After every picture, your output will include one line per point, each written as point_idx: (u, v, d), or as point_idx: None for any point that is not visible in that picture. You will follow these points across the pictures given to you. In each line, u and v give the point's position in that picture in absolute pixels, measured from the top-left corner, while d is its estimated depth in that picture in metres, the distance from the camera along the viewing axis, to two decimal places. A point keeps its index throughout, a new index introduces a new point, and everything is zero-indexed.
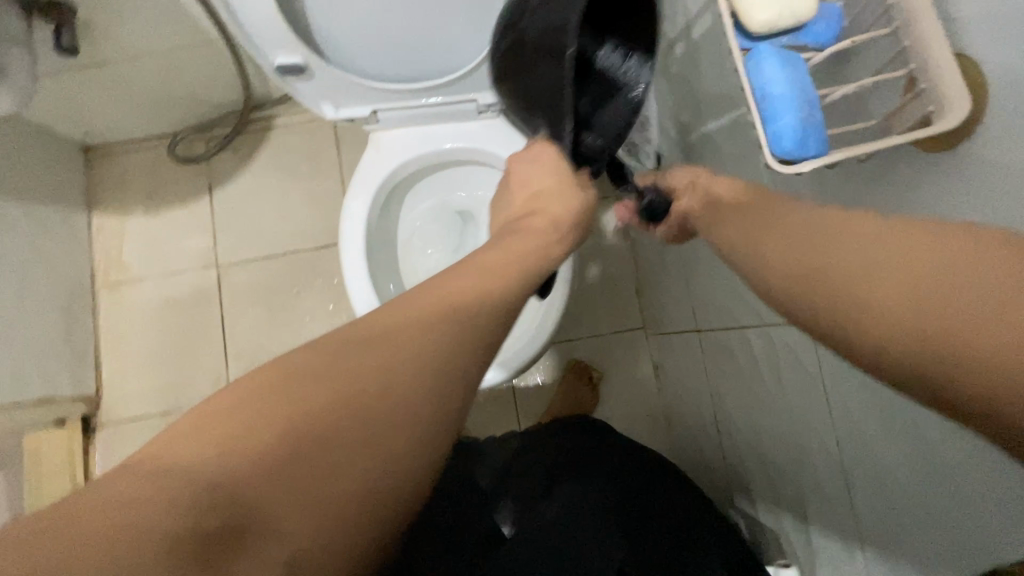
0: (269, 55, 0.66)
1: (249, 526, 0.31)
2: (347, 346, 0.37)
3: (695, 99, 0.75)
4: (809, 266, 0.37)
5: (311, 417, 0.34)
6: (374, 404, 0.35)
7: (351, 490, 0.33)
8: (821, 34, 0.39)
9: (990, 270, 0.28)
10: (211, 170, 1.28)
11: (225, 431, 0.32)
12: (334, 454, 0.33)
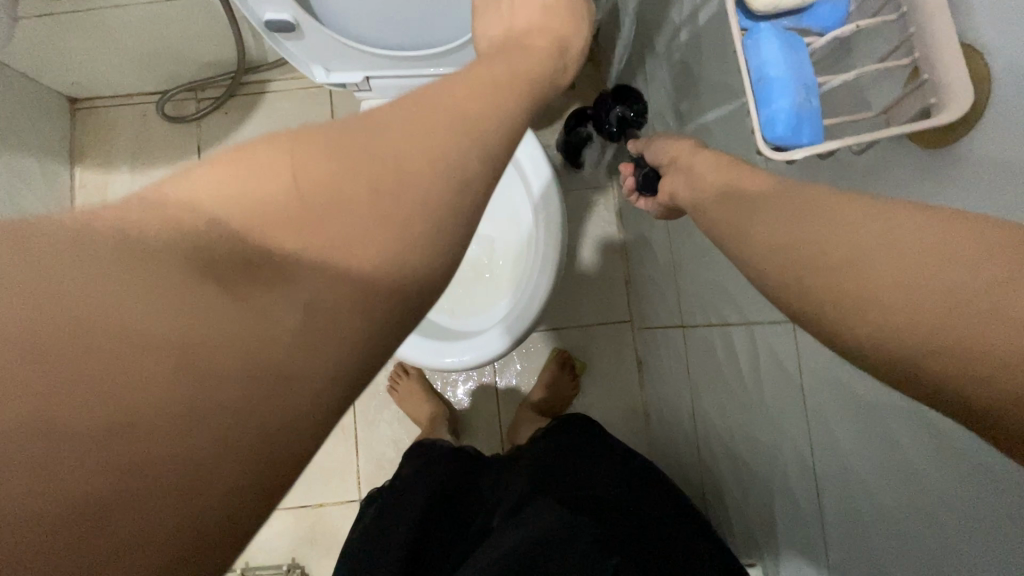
0: (258, 11, 0.63)
1: (272, 270, 0.28)
2: (356, 121, 0.32)
3: (696, 87, 0.73)
4: (797, 266, 0.34)
5: (341, 169, 0.30)
6: (410, 163, 0.31)
7: (383, 247, 0.30)
8: (824, 18, 0.37)
9: (981, 288, 0.27)
10: (201, 132, 1.25)
11: (249, 174, 0.29)
12: (343, 226, 0.29)
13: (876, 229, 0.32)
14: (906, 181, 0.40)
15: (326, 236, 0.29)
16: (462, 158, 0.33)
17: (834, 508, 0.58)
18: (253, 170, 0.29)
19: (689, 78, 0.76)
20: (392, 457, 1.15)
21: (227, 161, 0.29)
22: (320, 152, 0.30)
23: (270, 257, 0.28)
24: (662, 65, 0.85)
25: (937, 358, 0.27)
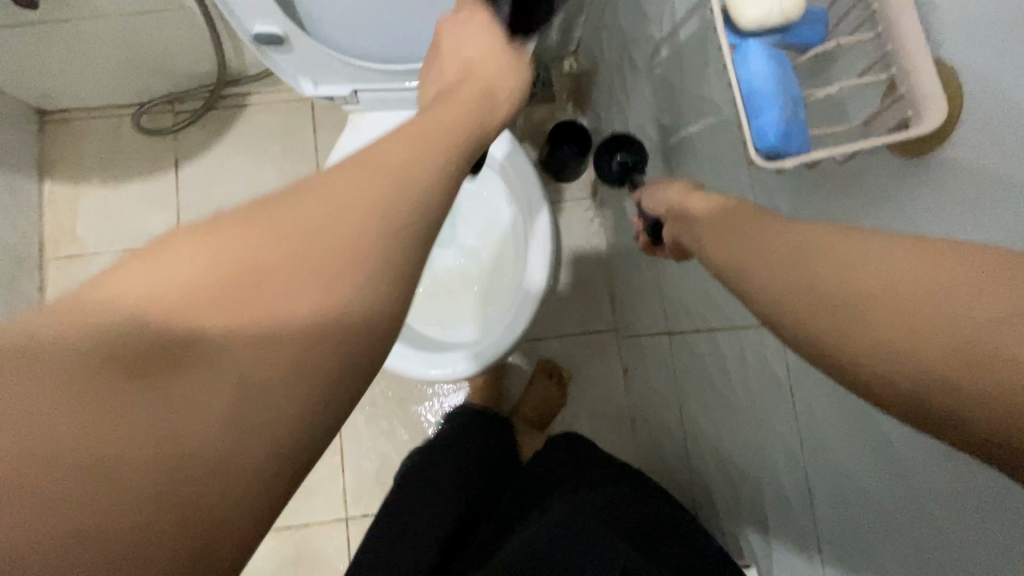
0: (247, 25, 0.64)
1: (189, 356, 0.27)
2: (277, 199, 0.31)
3: (678, 102, 0.76)
4: (790, 282, 0.35)
5: (264, 242, 0.29)
6: (338, 229, 0.30)
7: (313, 321, 0.29)
8: (807, 35, 0.39)
9: (966, 298, 0.28)
10: (178, 145, 1.22)
11: (165, 260, 0.28)
12: (270, 309, 0.29)
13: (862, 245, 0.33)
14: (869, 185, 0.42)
15: (249, 326, 0.28)
16: (396, 218, 0.31)
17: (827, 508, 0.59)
18: (168, 265, 0.28)
19: (670, 92, 0.78)
20: (377, 473, 1.13)
21: (147, 259, 0.28)
22: (240, 236, 0.29)
23: (190, 349, 0.27)
24: (642, 79, 0.87)
25: (928, 357, 0.28)
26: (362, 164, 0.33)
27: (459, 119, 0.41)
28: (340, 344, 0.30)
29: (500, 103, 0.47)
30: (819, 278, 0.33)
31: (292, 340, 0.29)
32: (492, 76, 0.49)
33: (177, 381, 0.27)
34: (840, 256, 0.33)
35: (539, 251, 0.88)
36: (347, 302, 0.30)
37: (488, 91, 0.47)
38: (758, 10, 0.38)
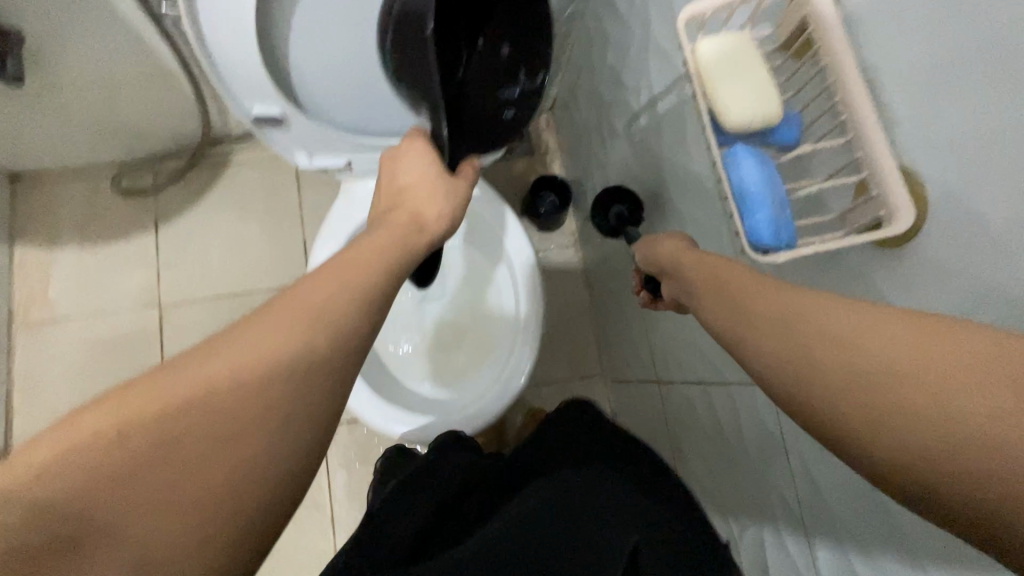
0: (245, 106, 0.64)
1: (95, 528, 0.31)
2: (185, 366, 0.35)
3: (659, 166, 0.80)
4: (790, 352, 0.33)
5: (173, 415, 0.33)
6: (251, 392, 0.35)
7: (219, 479, 0.33)
8: (785, 136, 0.44)
9: (970, 393, 0.27)
10: (158, 203, 1.20)
11: (72, 442, 0.31)
12: (188, 453, 0.33)
13: (858, 316, 0.32)
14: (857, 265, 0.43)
15: (169, 473, 0.33)
16: (315, 370, 0.37)
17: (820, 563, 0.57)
18: (83, 434, 0.32)
19: (649, 155, 0.83)
20: None
21: (53, 444, 0.31)
22: (156, 391, 0.34)
23: (95, 523, 0.31)
24: (621, 141, 0.92)
25: (957, 444, 0.26)
26: (275, 310, 0.38)
27: (388, 244, 0.45)
28: (258, 472, 0.35)
29: (429, 226, 0.50)
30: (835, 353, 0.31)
31: (215, 472, 0.33)
32: (419, 200, 0.51)
33: (84, 554, 0.31)
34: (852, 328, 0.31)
35: (529, 305, 0.92)
36: (265, 436, 0.35)
37: (418, 218, 0.50)
38: (742, 118, 0.42)
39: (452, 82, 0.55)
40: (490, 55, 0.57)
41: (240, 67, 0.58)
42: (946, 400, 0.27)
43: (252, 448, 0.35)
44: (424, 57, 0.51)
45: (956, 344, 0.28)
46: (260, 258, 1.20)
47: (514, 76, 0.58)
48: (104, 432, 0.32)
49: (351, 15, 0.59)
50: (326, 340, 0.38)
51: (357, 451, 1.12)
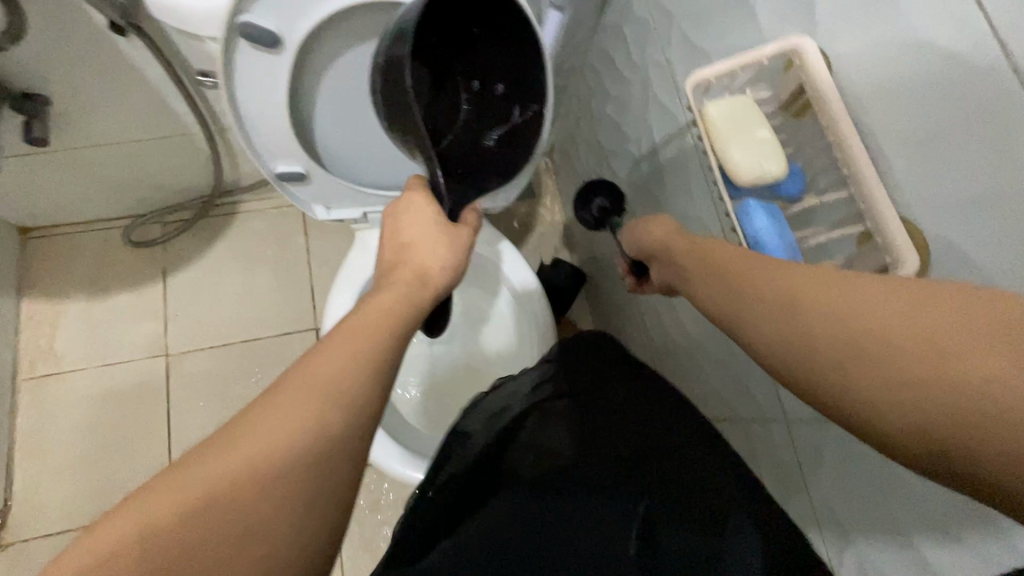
0: (270, 165, 0.67)
1: None
2: (206, 452, 0.35)
3: (661, 209, 0.83)
4: (797, 343, 0.35)
5: (201, 500, 0.33)
6: (278, 459, 0.36)
7: (258, 553, 0.33)
8: (790, 187, 0.47)
9: (966, 348, 0.29)
10: (167, 254, 1.22)
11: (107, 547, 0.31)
12: (199, 567, 0.32)
13: (852, 290, 0.34)
14: None
15: (194, 574, 0.32)
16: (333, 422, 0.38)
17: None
18: (94, 554, 0.31)
19: (650, 200, 0.86)
20: None
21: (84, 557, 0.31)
22: (167, 496, 0.33)
23: None
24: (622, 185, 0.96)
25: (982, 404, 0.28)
26: (280, 395, 0.38)
27: (393, 307, 0.46)
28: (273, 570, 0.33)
29: (434, 278, 0.51)
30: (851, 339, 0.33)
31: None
32: (424, 253, 0.52)
33: None
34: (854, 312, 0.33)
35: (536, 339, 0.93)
36: (277, 530, 0.34)
37: (422, 273, 0.51)
38: (752, 174, 0.46)
39: (450, 120, 0.61)
40: (485, 94, 0.61)
41: (269, 131, 0.61)
42: (947, 362, 0.29)
43: (266, 542, 0.34)
44: (407, 109, 0.49)
45: (948, 304, 0.30)
46: (268, 305, 1.21)
47: (503, 116, 0.61)
48: (113, 555, 0.31)
49: None
50: (336, 417, 0.38)
51: (367, 499, 1.10)
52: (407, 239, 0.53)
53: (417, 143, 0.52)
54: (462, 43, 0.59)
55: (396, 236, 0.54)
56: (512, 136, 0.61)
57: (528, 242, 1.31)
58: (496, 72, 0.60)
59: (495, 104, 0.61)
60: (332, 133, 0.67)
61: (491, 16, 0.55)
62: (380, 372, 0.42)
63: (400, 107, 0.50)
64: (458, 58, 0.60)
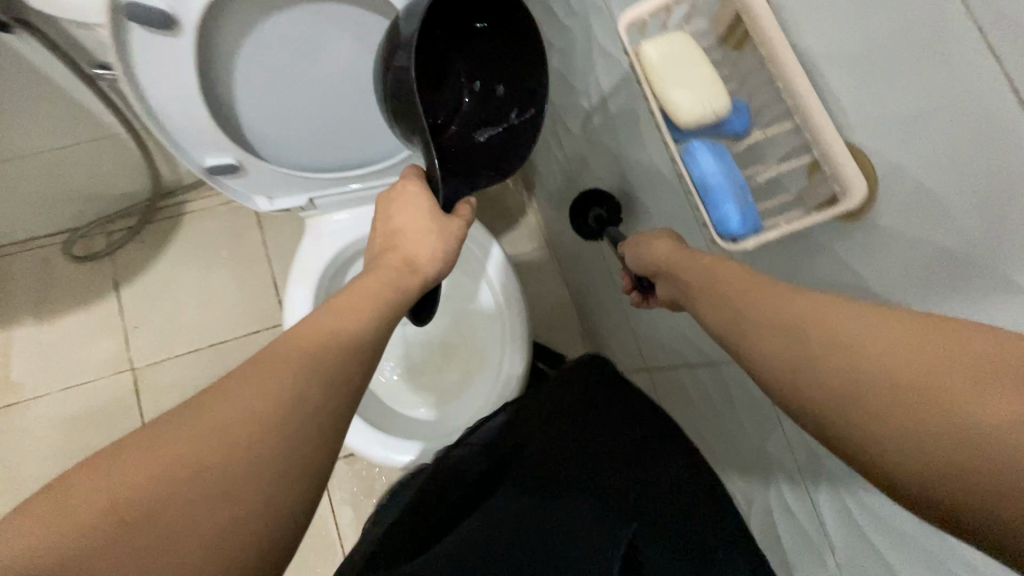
0: (197, 159, 0.63)
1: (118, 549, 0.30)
2: (203, 401, 0.35)
3: (618, 163, 0.81)
4: (795, 358, 0.33)
5: (193, 444, 0.33)
6: (268, 421, 0.35)
7: (233, 506, 0.32)
8: (736, 124, 0.45)
9: (974, 400, 0.27)
10: (115, 266, 1.16)
11: (106, 473, 0.31)
12: (169, 526, 0.31)
13: (860, 319, 0.32)
14: (828, 239, 0.45)
15: (173, 514, 0.31)
16: (326, 398, 0.37)
17: (833, 526, 0.57)
18: (63, 507, 0.30)
19: (608, 155, 0.84)
20: None
21: (85, 477, 0.31)
22: (161, 439, 0.33)
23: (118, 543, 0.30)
24: (577, 141, 0.93)
25: (969, 442, 0.26)
26: (262, 362, 0.37)
27: (378, 295, 0.45)
28: (246, 527, 0.32)
29: (423, 269, 0.50)
30: (837, 350, 0.32)
31: (200, 538, 0.31)
32: (413, 243, 0.51)
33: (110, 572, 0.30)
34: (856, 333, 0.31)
35: (509, 313, 0.91)
36: (249, 494, 0.33)
37: (410, 261, 0.50)
38: (695, 116, 0.44)
39: (448, 113, 0.59)
40: (485, 96, 0.59)
41: (185, 121, 0.57)
42: (948, 400, 0.27)
43: (243, 499, 0.33)
44: (408, 97, 0.48)
45: (964, 345, 0.28)
46: (231, 307, 1.17)
47: (500, 116, 0.59)
48: (82, 506, 0.30)
49: (300, 54, 0.58)
50: (322, 394, 0.37)
51: (360, 487, 1.10)
52: (396, 230, 0.52)
53: (415, 131, 0.50)
54: (462, 38, 0.56)
55: (385, 224, 0.53)
56: (507, 134, 0.58)
57: (491, 211, 1.28)
58: (494, 73, 0.57)
59: (492, 106, 0.59)
60: (258, 117, 0.63)
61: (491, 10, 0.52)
62: (358, 355, 0.41)
63: (403, 96, 0.49)
64: (460, 56, 0.57)
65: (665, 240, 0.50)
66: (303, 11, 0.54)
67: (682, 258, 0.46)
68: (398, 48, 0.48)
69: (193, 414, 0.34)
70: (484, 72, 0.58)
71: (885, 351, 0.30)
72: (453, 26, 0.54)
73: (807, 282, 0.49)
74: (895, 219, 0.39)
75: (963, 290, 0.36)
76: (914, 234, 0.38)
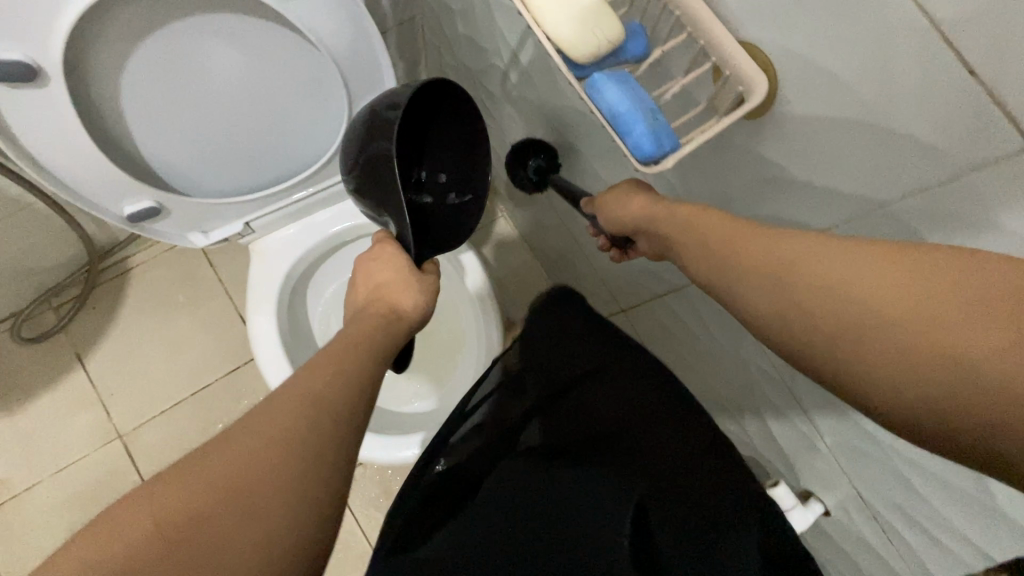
0: (115, 209, 0.61)
1: (173, 551, 0.35)
2: (245, 423, 0.40)
3: (544, 115, 0.80)
4: (787, 303, 0.35)
5: (235, 464, 0.38)
6: (303, 443, 0.39)
7: (272, 518, 0.37)
8: (635, 48, 0.44)
9: (970, 329, 0.29)
10: (73, 337, 1.13)
11: (166, 490, 0.37)
12: (215, 534, 0.36)
13: (853, 263, 0.33)
14: (751, 139, 0.45)
15: (218, 524, 0.36)
16: (346, 425, 0.42)
17: (820, 418, 0.60)
18: (130, 513, 0.36)
19: (534, 110, 0.83)
20: None
21: (152, 490, 0.37)
22: (215, 456, 0.38)
23: (174, 548, 0.35)
24: (502, 103, 0.92)
25: (971, 367, 0.28)
26: (285, 397, 0.41)
27: (375, 338, 0.48)
28: (278, 541, 0.36)
29: (407, 315, 0.52)
30: (840, 292, 0.33)
31: (231, 558, 0.35)
32: (397, 292, 0.52)
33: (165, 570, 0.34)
34: (864, 277, 0.32)
35: (480, 293, 0.89)
36: (281, 512, 0.37)
37: (396, 308, 0.52)
38: (589, 48, 0.42)
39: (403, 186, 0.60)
40: (428, 182, 0.63)
41: (83, 169, 0.55)
42: (957, 344, 0.29)
43: (280, 515, 0.37)
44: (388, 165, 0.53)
45: (958, 273, 0.30)
46: (204, 349, 1.15)
47: (440, 194, 0.63)
48: (145, 513, 0.36)
49: (188, 80, 0.55)
50: (338, 427, 0.41)
51: (380, 489, 1.11)
52: (378, 282, 0.54)
53: (390, 197, 0.54)
54: (420, 121, 0.60)
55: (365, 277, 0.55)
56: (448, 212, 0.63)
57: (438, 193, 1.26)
58: (441, 160, 0.63)
59: (433, 187, 0.63)
60: (170, 152, 0.61)
61: (447, 98, 0.59)
62: (360, 385, 0.44)
63: (380, 167, 0.54)
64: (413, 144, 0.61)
65: (641, 195, 0.49)
66: (184, 29, 0.51)
67: (661, 213, 0.46)
68: (375, 126, 0.54)
69: (239, 436, 0.39)
70: (425, 157, 0.62)
71: (895, 287, 0.31)
72: (416, 121, 0.60)
73: (741, 188, 0.49)
74: (804, 109, 0.39)
75: (880, 160, 0.36)
76: (821, 119, 0.38)
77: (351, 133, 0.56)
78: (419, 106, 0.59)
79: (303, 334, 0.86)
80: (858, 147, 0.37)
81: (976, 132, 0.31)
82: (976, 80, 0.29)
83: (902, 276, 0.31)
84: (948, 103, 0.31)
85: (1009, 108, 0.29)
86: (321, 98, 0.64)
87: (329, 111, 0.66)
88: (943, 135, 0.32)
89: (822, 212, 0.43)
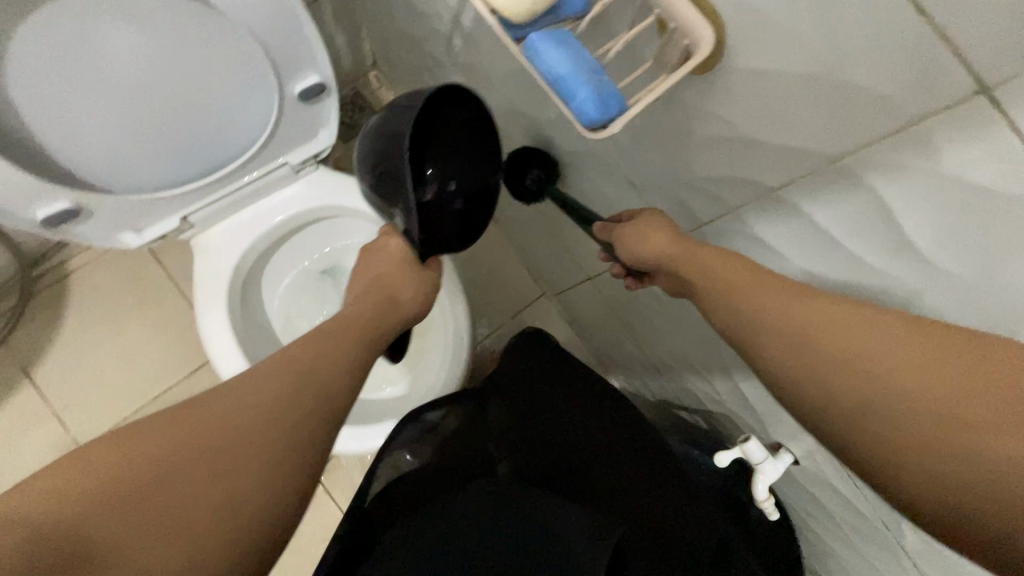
0: (27, 213, 0.56)
1: (138, 495, 0.34)
2: (235, 388, 0.40)
3: (493, 82, 0.76)
4: (792, 354, 0.36)
5: (217, 425, 0.37)
6: (290, 415, 0.39)
7: (248, 478, 0.36)
8: (574, 4, 0.41)
9: (987, 430, 0.29)
10: (16, 350, 1.06)
11: (141, 441, 0.36)
12: (188, 485, 0.35)
13: (878, 338, 0.33)
14: (700, 98, 0.43)
15: (191, 477, 0.35)
16: (334, 405, 0.42)
17: None
18: (93, 461, 0.34)
19: (482, 76, 0.78)
20: None
21: (123, 436, 0.36)
22: (197, 414, 0.38)
23: (138, 495, 0.34)
24: (447, 70, 0.87)
25: (986, 463, 0.29)
26: (281, 364, 0.42)
27: (363, 324, 0.49)
28: (248, 504, 0.36)
29: (403, 303, 0.55)
30: (858, 362, 0.33)
31: (198, 513, 0.35)
32: (393, 283, 0.55)
33: (127, 512, 0.33)
34: (887, 352, 0.33)
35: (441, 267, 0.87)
36: (255, 478, 0.37)
37: (392, 298, 0.54)
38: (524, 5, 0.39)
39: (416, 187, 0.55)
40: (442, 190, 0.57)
41: None
42: (971, 435, 0.29)
43: (259, 476, 0.37)
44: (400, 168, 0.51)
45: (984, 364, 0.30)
46: (161, 351, 1.09)
47: (450, 199, 0.57)
48: (115, 458, 0.35)
49: (87, 66, 0.49)
50: (327, 405, 0.42)
51: (360, 476, 1.10)
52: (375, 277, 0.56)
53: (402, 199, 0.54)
54: (441, 121, 0.54)
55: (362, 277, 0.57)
56: (454, 217, 0.58)
57: None
58: (457, 164, 0.56)
59: (444, 195, 0.56)
60: (81, 147, 0.55)
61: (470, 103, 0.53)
62: (350, 368, 0.44)
63: (391, 167, 0.52)
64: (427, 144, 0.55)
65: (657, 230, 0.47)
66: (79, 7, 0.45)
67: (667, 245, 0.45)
68: (393, 128, 0.51)
69: (225, 398, 0.39)
70: (441, 160, 0.56)
71: (920, 363, 0.32)
72: (436, 123, 0.54)
73: (694, 150, 0.47)
74: (752, 64, 0.37)
75: (832, 115, 0.35)
76: (767, 71, 0.37)
77: (368, 129, 0.54)
78: (439, 105, 0.52)
79: (262, 329, 0.82)
80: (806, 101, 0.36)
81: (929, 76, 0.29)
82: (925, 19, 0.27)
83: (921, 358, 0.32)
84: (897, 49, 0.29)
85: (959, 49, 0.27)
86: (247, 77, 0.59)
87: (257, 90, 0.61)
88: (894, 84, 0.31)
89: (775, 171, 0.42)
